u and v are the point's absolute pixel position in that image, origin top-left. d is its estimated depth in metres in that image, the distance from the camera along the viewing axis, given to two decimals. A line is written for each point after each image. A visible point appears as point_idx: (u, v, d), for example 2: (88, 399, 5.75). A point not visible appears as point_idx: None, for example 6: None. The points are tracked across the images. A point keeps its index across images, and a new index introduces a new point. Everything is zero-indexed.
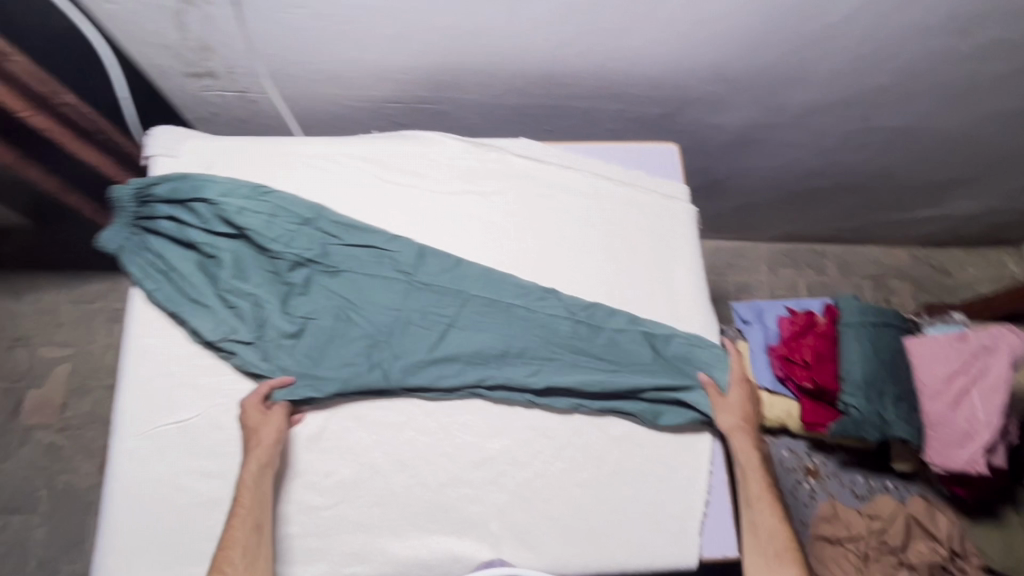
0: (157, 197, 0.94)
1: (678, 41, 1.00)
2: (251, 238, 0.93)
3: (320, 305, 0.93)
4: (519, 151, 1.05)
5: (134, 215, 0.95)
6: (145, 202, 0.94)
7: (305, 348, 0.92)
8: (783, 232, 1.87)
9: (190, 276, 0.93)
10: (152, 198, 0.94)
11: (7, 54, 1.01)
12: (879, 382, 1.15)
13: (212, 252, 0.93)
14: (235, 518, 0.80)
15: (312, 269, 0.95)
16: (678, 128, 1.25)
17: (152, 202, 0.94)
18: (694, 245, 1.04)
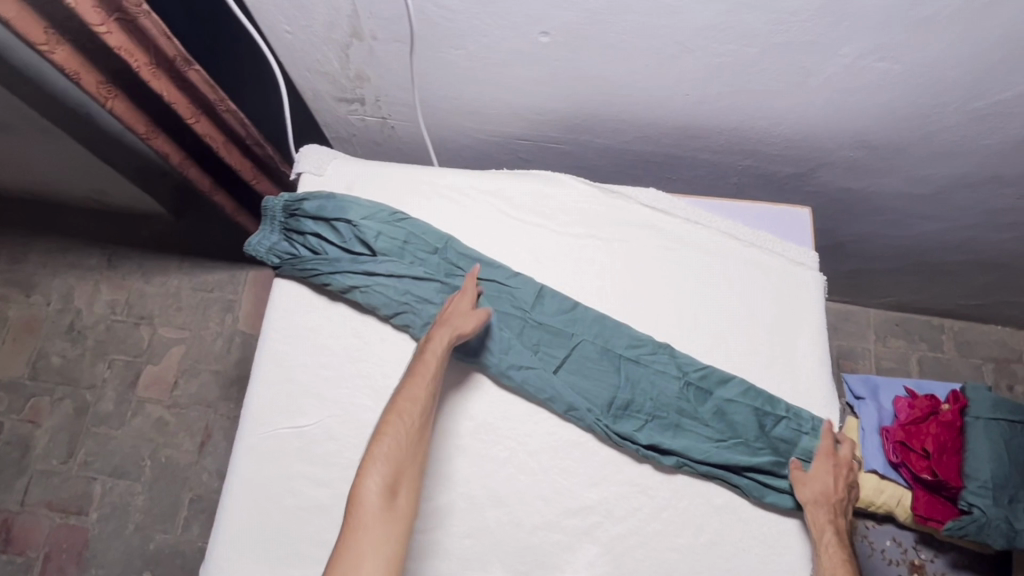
0: (304, 212, 1.00)
1: (827, 107, 0.98)
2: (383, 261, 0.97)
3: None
4: (646, 201, 1.05)
5: (281, 226, 1.01)
6: (293, 216, 1.00)
7: None
8: (898, 301, 1.77)
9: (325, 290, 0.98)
10: (299, 212, 1.00)
11: (187, 62, 0.96)
12: (1009, 485, 1.08)
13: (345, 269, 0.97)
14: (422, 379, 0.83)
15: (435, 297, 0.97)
16: (807, 189, 1.21)
17: (299, 216, 1.00)
18: (819, 316, 1.00)
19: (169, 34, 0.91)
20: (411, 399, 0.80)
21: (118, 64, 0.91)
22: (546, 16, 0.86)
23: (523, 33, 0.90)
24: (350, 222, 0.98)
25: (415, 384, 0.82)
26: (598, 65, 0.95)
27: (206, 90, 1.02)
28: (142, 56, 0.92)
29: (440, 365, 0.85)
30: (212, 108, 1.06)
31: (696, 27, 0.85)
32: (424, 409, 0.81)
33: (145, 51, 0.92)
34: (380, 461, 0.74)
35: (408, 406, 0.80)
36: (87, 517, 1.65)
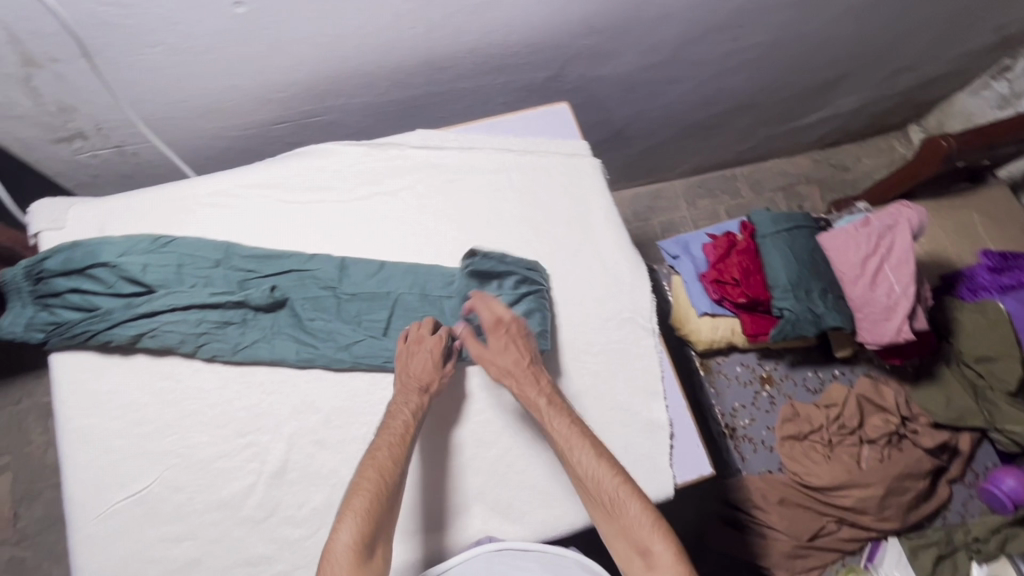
0: (50, 272, 0.88)
1: (544, 4, 1.02)
2: (165, 293, 0.90)
3: (251, 340, 0.91)
4: (418, 143, 1.05)
5: (32, 294, 0.89)
6: (41, 279, 0.89)
7: (250, 388, 0.91)
8: (692, 165, 1.95)
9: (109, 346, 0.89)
10: (45, 274, 0.88)
11: None
12: (805, 281, 1.22)
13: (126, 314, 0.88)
14: (387, 433, 0.81)
15: (236, 308, 0.92)
16: (567, 87, 1.28)
17: (47, 278, 0.89)
18: (605, 194, 1.07)
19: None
20: (387, 449, 0.79)
21: None
22: None
23: (215, 11, 0.84)
24: (108, 263, 0.89)
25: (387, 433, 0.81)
26: (310, 24, 0.91)
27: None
28: None
29: (408, 416, 0.83)
30: None
31: None
32: (398, 454, 0.79)
33: None
34: (352, 513, 0.72)
35: (377, 456, 0.78)
36: None
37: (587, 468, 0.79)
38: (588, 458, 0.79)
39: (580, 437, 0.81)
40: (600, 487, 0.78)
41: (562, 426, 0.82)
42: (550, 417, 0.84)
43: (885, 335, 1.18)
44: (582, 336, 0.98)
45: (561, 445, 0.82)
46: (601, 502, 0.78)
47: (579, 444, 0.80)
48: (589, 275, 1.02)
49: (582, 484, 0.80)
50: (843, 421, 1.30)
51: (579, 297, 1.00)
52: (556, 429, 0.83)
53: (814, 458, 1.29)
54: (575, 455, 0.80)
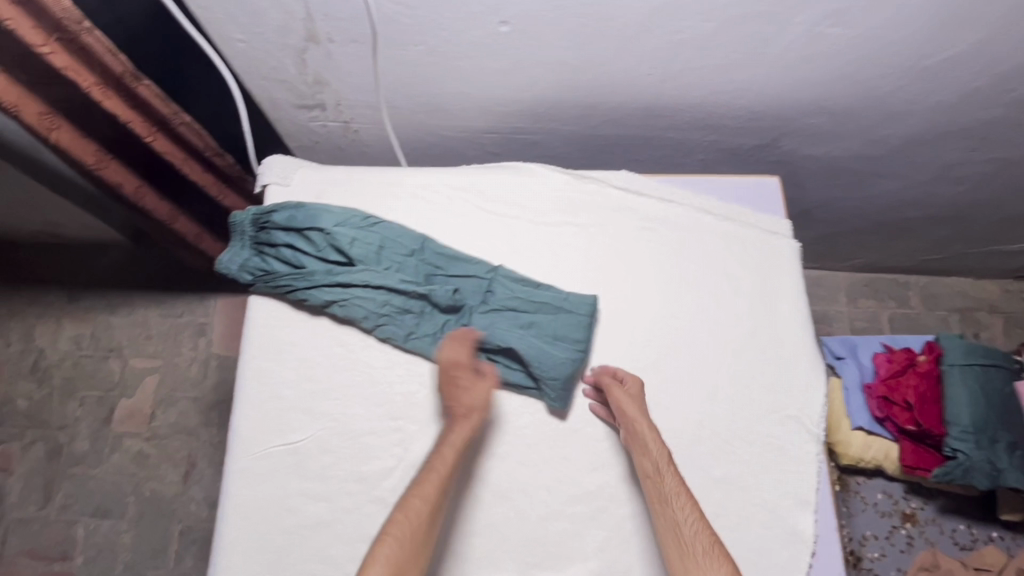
0: (274, 224, 0.97)
1: (786, 78, 0.99)
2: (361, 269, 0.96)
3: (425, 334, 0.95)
4: (619, 184, 1.06)
5: (252, 239, 0.98)
6: (264, 228, 0.98)
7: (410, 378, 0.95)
8: (864, 261, 1.82)
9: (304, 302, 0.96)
10: (270, 224, 0.97)
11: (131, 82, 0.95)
12: (989, 428, 1.11)
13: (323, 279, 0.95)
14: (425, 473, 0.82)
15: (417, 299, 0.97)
16: (771, 158, 1.24)
17: (270, 228, 0.98)
18: (797, 281, 1.02)
19: (114, 47, 0.89)
20: (428, 482, 0.82)
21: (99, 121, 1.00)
22: (504, 6, 0.85)
23: (481, 25, 0.89)
24: (323, 228, 0.96)
25: (432, 472, 0.83)
26: (558, 52, 0.94)
27: (156, 102, 1.00)
28: (91, 77, 0.91)
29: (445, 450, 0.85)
30: (168, 123, 1.05)
31: (652, 6, 0.85)
32: (430, 497, 0.80)
33: (93, 70, 0.91)
34: (382, 552, 0.74)
35: (413, 497, 0.80)
36: (72, 561, 1.62)
37: (687, 524, 0.80)
38: (687, 515, 0.81)
39: (686, 491, 0.83)
40: (696, 543, 0.78)
41: (672, 477, 0.84)
42: (661, 471, 0.85)
43: None
44: (739, 420, 0.94)
45: (661, 496, 0.84)
46: (686, 553, 0.79)
47: (681, 500, 0.82)
48: (761, 360, 0.97)
49: (675, 534, 0.81)
50: None
51: (746, 379, 0.96)
52: (661, 478, 0.85)
53: None
54: (678, 506, 0.82)
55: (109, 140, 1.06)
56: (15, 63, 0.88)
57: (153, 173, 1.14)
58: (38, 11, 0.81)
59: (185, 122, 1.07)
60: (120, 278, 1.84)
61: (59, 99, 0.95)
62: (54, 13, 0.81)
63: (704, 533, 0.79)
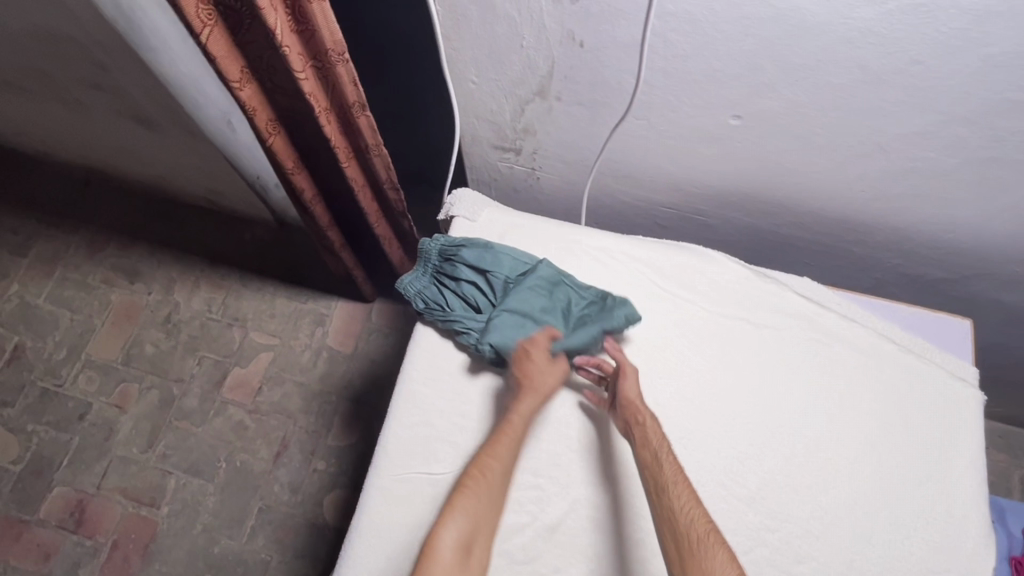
0: (461, 259, 1.01)
1: (1009, 223, 0.94)
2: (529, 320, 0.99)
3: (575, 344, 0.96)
4: (801, 290, 1.03)
5: (437, 268, 1.03)
6: (449, 260, 1.02)
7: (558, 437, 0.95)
8: (1006, 413, 1.68)
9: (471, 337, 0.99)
10: (457, 258, 1.02)
11: (353, 115, 0.96)
12: None
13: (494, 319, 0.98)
14: (498, 439, 0.88)
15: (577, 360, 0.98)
16: (953, 295, 1.17)
17: (455, 261, 1.02)
18: (980, 438, 0.95)
19: (356, 81, 0.92)
20: (502, 450, 0.86)
21: (309, 134, 1.03)
22: (745, 104, 0.86)
23: (714, 114, 0.89)
24: (502, 268, 1.01)
25: (495, 446, 0.87)
26: (779, 151, 0.93)
27: (368, 135, 1.01)
28: (323, 102, 0.93)
29: (517, 424, 0.89)
30: (365, 154, 1.05)
31: (901, 131, 0.83)
32: (503, 465, 0.86)
33: (327, 96, 0.93)
34: (458, 514, 0.80)
35: (488, 460, 0.85)
36: (158, 510, 1.68)
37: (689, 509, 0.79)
38: (689, 502, 0.80)
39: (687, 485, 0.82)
40: (689, 529, 0.77)
41: (667, 456, 0.85)
42: (658, 459, 0.85)
43: None
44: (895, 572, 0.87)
45: (658, 485, 0.83)
46: (682, 545, 0.76)
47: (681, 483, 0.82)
48: (927, 513, 0.90)
49: (668, 524, 0.79)
50: None
51: (908, 529, 0.90)
52: (664, 464, 0.84)
53: None
54: (674, 491, 0.81)
55: (307, 148, 1.08)
56: (262, 72, 0.90)
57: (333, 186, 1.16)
58: (313, 38, 0.83)
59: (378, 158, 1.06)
60: (259, 255, 1.95)
61: (284, 106, 0.97)
62: (325, 44, 0.83)
63: (696, 521, 0.78)
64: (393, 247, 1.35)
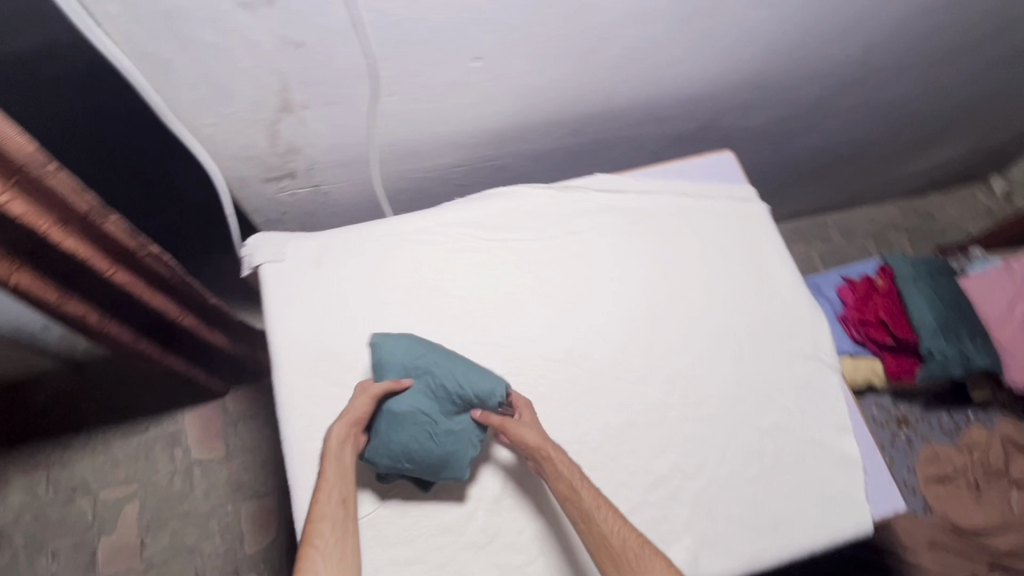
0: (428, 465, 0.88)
1: (721, 59, 1.11)
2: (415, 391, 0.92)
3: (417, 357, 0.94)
4: (599, 187, 1.12)
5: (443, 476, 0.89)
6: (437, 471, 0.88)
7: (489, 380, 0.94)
8: (792, 210, 2.01)
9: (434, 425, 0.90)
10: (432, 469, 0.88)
11: (96, 220, 0.88)
12: (953, 324, 1.27)
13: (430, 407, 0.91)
14: (324, 480, 0.82)
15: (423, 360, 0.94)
16: (711, 137, 1.35)
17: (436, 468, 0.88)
18: (778, 238, 1.12)
19: (79, 187, 0.83)
20: (330, 488, 0.81)
21: (55, 258, 0.91)
22: (479, 45, 0.90)
23: (454, 64, 0.91)
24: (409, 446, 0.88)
25: (324, 485, 0.81)
26: (525, 75, 0.99)
27: (127, 239, 0.94)
28: (50, 218, 0.83)
29: (342, 458, 0.84)
30: (133, 255, 0.98)
31: (610, 17, 0.92)
32: (342, 497, 0.81)
33: (53, 211, 0.83)
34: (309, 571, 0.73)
35: (323, 502, 0.79)
36: None
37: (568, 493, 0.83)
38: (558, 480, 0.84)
39: (610, 506, 0.82)
40: (623, 546, 0.78)
41: (588, 491, 0.83)
42: (576, 487, 0.83)
43: None
44: (770, 373, 1.01)
45: (584, 513, 0.81)
46: (622, 562, 0.77)
47: (550, 450, 0.86)
48: (770, 314, 1.06)
49: (606, 549, 0.79)
50: (987, 465, 1.33)
51: (763, 334, 1.04)
52: (581, 496, 0.83)
53: (963, 503, 1.30)
54: (602, 518, 0.81)
55: (63, 275, 0.96)
56: None
57: (114, 298, 1.05)
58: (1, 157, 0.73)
59: (151, 253, 1.00)
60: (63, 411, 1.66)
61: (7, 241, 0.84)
62: (18, 158, 0.73)
63: (634, 537, 0.80)
64: (215, 335, 1.27)
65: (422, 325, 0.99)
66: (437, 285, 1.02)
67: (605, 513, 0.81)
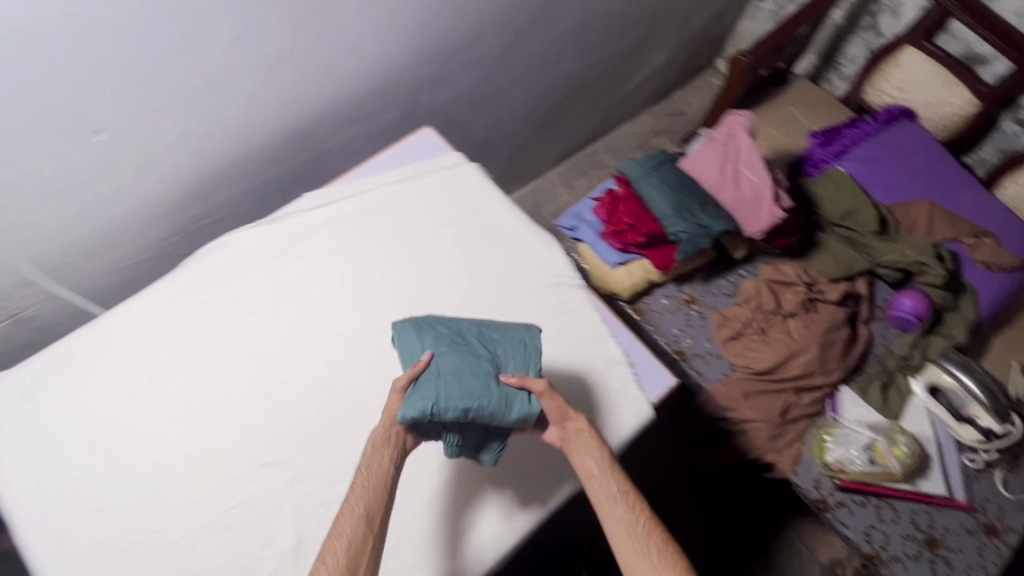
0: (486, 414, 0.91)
1: (373, 49, 1.14)
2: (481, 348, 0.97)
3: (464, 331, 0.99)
4: (309, 206, 1.12)
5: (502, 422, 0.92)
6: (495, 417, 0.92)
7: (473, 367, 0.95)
8: (559, 151, 2.13)
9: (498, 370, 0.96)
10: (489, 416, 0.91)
11: None
12: (685, 204, 1.38)
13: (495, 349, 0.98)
14: (343, 510, 0.82)
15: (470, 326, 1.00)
16: (422, 117, 1.40)
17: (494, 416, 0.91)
18: (494, 190, 1.17)
19: None
20: (350, 513, 0.82)
21: None
22: (91, 115, 0.89)
23: (73, 140, 0.90)
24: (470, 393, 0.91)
25: (346, 517, 0.82)
26: (168, 129, 0.98)
27: None
28: None
29: (363, 490, 0.84)
30: None
31: (216, 49, 0.93)
32: (359, 534, 0.81)
33: None
34: None
35: (335, 541, 0.80)
36: None
37: (596, 477, 0.90)
38: (590, 460, 0.91)
39: (632, 492, 0.89)
40: (635, 530, 0.86)
41: (619, 483, 0.89)
42: (603, 473, 0.90)
43: (763, 222, 1.37)
44: (521, 315, 1.06)
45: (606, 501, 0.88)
46: (637, 544, 0.84)
47: (575, 419, 0.94)
48: (506, 262, 1.10)
49: (623, 537, 0.85)
50: (766, 307, 1.47)
51: (505, 282, 1.09)
52: (608, 484, 0.89)
53: (756, 349, 1.44)
54: (627, 505, 0.88)
55: None
56: None
57: None
58: None
59: None
60: None
61: None
62: None
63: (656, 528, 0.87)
64: None
65: (167, 409, 0.95)
66: (166, 366, 0.98)
67: (631, 501, 0.88)
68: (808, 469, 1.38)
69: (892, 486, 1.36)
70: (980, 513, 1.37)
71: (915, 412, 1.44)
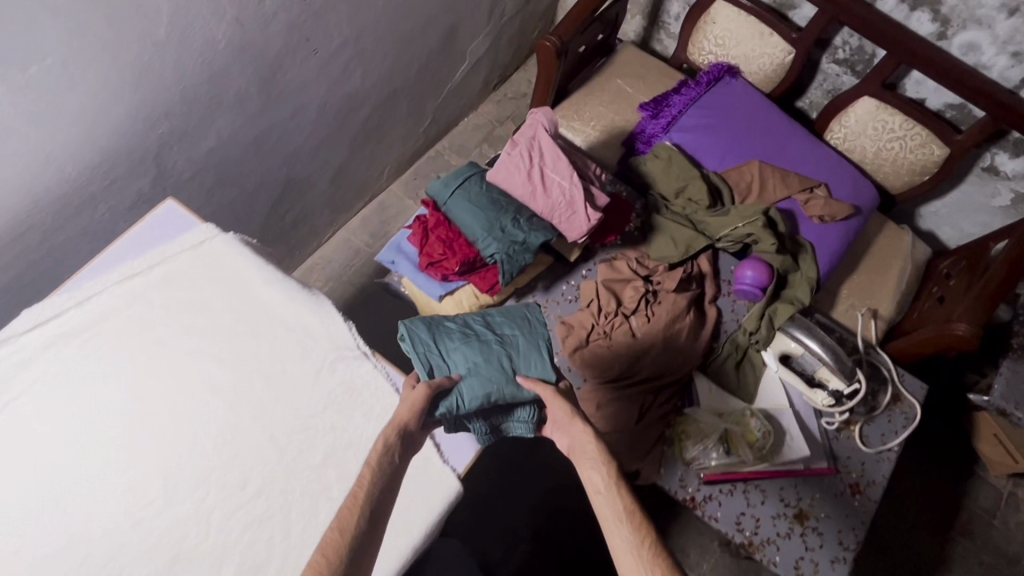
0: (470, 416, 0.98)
1: (73, 123, 0.96)
2: (487, 346, 1.05)
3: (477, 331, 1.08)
4: (27, 326, 0.93)
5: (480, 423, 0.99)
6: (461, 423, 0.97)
7: (485, 360, 1.02)
8: (394, 163, 1.97)
9: (494, 367, 1.01)
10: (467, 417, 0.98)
11: None
12: (495, 221, 1.26)
13: (499, 344, 1.06)
14: (360, 484, 0.77)
15: (479, 328, 1.08)
16: (184, 175, 1.21)
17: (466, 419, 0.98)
18: (255, 260, 1.02)
19: None
20: (373, 474, 0.78)
21: None
22: None
23: None
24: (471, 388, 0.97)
25: (364, 488, 0.76)
26: None
27: None
28: None
29: (386, 460, 0.80)
30: None
31: None
32: (371, 512, 0.74)
33: None
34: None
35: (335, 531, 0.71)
36: None
37: (602, 494, 0.82)
38: (595, 474, 0.84)
39: (637, 508, 0.79)
40: (641, 542, 0.75)
41: (627, 495, 0.81)
42: (608, 485, 0.82)
43: (582, 226, 1.28)
44: (300, 404, 0.94)
45: (613, 517, 0.79)
46: (645, 564, 0.73)
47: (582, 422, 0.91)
48: (277, 343, 0.97)
49: (631, 551, 0.74)
50: (606, 308, 1.38)
51: (278, 367, 0.95)
52: (614, 495, 0.81)
53: (603, 356, 1.35)
54: (634, 523, 0.78)
55: None
56: None
57: None
58: None
59: None
60: None
61: None
62: None
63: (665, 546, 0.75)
64: None
65: None
66: None
67: (635, 516, 0.78)
68: (673, 469, 1.32)
69: (756, 469, 1.31)
70: (842, 474, 1.36)
71: (769, 389, 1.41)
